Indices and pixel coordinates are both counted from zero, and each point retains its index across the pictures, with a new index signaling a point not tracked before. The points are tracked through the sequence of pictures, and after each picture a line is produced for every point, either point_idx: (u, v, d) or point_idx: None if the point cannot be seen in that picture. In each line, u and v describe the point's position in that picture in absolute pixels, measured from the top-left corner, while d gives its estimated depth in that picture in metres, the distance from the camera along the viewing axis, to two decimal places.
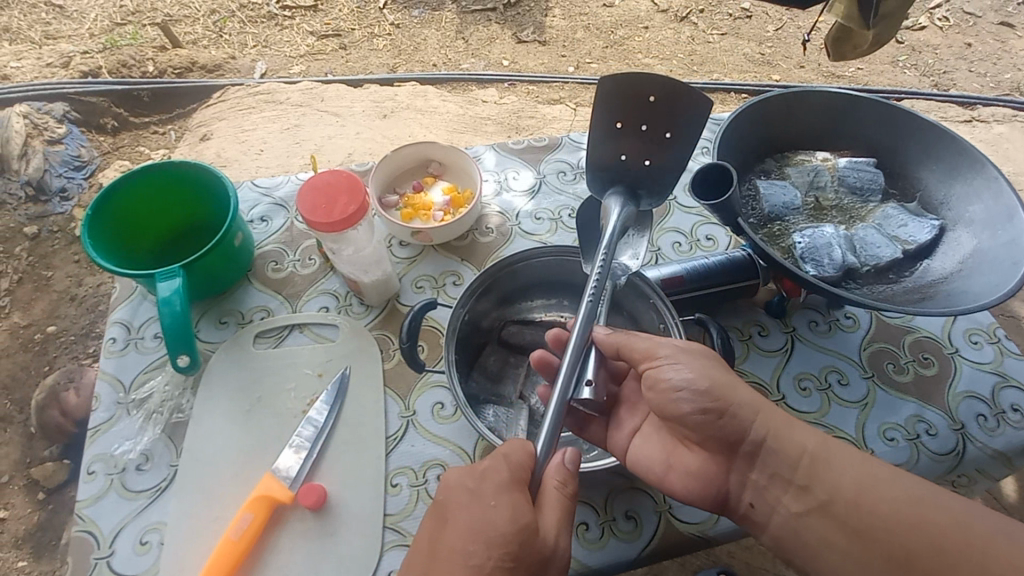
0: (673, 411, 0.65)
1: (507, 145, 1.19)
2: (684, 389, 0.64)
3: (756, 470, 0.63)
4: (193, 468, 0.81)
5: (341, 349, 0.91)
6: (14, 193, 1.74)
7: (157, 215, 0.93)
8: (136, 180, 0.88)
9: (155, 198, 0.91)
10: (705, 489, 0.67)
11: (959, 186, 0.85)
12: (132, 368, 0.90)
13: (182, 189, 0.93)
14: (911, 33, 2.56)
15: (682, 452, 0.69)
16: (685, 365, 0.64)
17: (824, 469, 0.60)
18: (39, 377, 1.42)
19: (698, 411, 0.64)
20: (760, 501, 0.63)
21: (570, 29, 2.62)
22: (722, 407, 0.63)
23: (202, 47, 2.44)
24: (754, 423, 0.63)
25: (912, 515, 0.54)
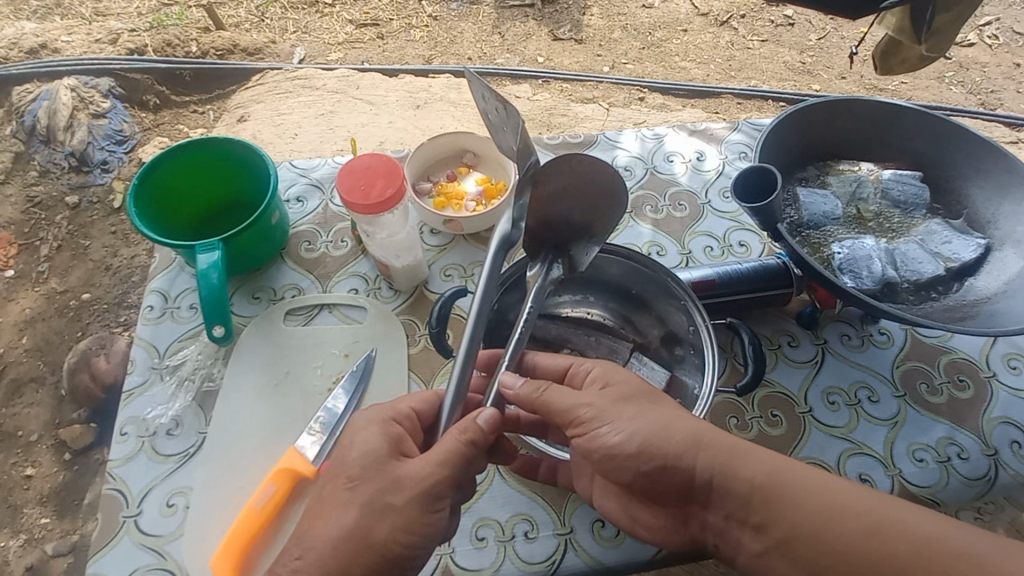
0: (616, 472, 0.59)
1: (542, 140, 1.19)
2: (619, 453, 0.57)
3: (710, 515, 0.57)
4: (219, 436, 0.83)
5: (369, 331, 0.92)
6: (59, 163, 1.80)
7: (199, 189, 0.95)
8: (180, 153, 0.90)
9: (197, 172, 0.93)
10: (668, 538, 0.63)
11: (1010, 205, 0.82)
12: (167, 336, 0.92)
13: (224, 165, 0.95)
14: (959, 49, 2.49)
15: (638, 504, 0.64)
16: (613, 427, 0.58)
17: (775, 502, 0.53)
18: (72, 342, 1.47)
19: (639, 471, 0.58)
20: (723, 543, 0.58)
21: (608, 29, 2.61)
22: (663, 464, 0.56)
23: (244, 30, 2.49)
24: (696, 468, 0.56)
25: (870, 548, 0.49)
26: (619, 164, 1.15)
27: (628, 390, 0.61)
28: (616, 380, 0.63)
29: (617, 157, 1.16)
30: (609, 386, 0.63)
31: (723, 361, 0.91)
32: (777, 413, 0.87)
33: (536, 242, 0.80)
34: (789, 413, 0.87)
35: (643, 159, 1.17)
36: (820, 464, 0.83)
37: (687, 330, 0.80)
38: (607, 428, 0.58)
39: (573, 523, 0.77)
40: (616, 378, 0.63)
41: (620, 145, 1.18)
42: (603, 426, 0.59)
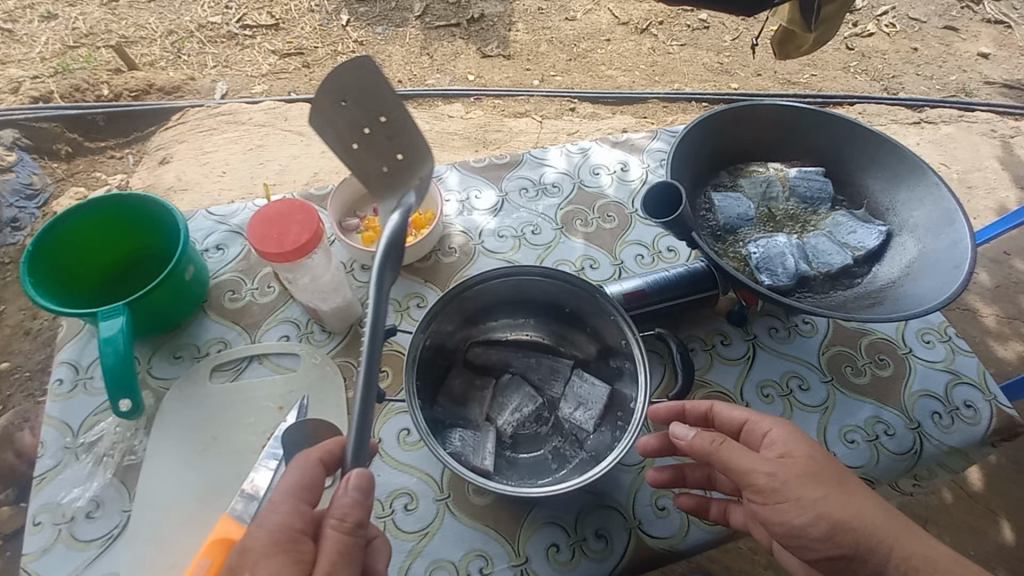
0: (796, 549, 0.58)
1: (469, 163, 1.19)
2: (801, 535, 0.56)
3: None
4: (146, 513, 0.78)
5: (302, 379, 0.89)
6: None
7: (107, 247, 0.90)
8: (79, 213, 0.84)
9: (101, 231, 0.88)
10: None
11: (903, 192, 0.88)
12: (80, 411, 0.86)
13: (132, 220, 0.90)
14: (860, 40, 2.69)
15: None
16: (794, 505, 0.56)
17: None
18: None
19: (823, 556, 0.56)
20: None
21: (534, 43, 2.67)
22: (852, 553, 0.54)
23: (160, 68, 2.43)
24: (894, 563, 0.53)
25: None
26: (547, 180, 1.17)
27: (812, 464, 0.58)
28: (798, 452, 0.59)
29: (544, 174, 1.17)
30: (788, 456, 0.59)
31: (661, 368, 0.93)
32: None
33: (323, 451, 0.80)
34: None
35: (570, 174, 1.18)
36: None
37: (620, 343, 0.80)
38: (787, 506, 0.56)
39: (528, 551, 0.76)
40: (795, 450, 0.59)
41: (547, 162, 1.19)
42: (784, 501, 0.56)
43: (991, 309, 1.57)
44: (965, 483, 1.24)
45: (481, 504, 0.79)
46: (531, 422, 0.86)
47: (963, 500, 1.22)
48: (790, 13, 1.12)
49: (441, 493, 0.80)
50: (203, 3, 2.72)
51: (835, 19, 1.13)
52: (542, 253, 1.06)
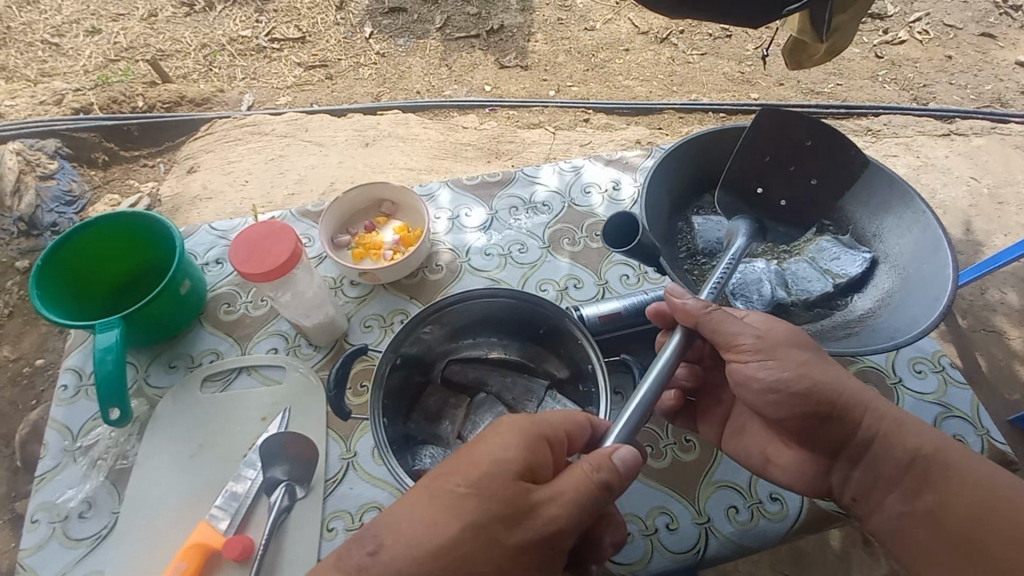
0: (770, 410, 0.67)
1: (461, 181, 1.21)
2: (775, 390, 0.65)
3: (858, 470, 0.65)
4: (133, 514, 0.82)
5: (286, 391, 0.92)
6: (8, 228, 1.89)
7: (111, 263, 0.96)
8: (86, 229, 0.90)
9: (106, 247, 0.94)
10: (806, 486, 0.71)
11: (891, 218, 0.85)
12: (81, 415, 0.92)
13: (137, 238, 0.96)
14: (890, 47, 2.61)
15: (780, 449, 0.73)
16: (775, 364, 0.65)
17: (934, 466, 0.60)
18: (25, 412, 1.45)
19: (793, 411, 0.66)
20: (864, 497, 0.65)
21: (552, 53, 2.69)
22: (828, 408, 0.64)
23: (192, 81, 2.54)
24: (863, 421, 0.63)
25: (985, 495, 0.58)
26: (538, 199, 1.18)
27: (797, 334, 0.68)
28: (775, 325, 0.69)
29: (535, 193, 1.19)
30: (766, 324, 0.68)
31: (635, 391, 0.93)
32: (690, 438, 0.88)
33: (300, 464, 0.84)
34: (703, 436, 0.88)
35: (561, 193, 1.19)
36: (733, 486, 0.84)
37: (588, 367, 0.81)
38: (770, 361, 0.66)
39: None
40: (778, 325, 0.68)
41: (538, 180, 1.21)
42: (766, 358, 0.66)
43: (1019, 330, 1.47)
44: None
45: None
46: None
47: None
48: (801, 23, 1.13)
49: None
50: (235, 17, 2.83)
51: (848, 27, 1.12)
52: (527, 272, 1.07)
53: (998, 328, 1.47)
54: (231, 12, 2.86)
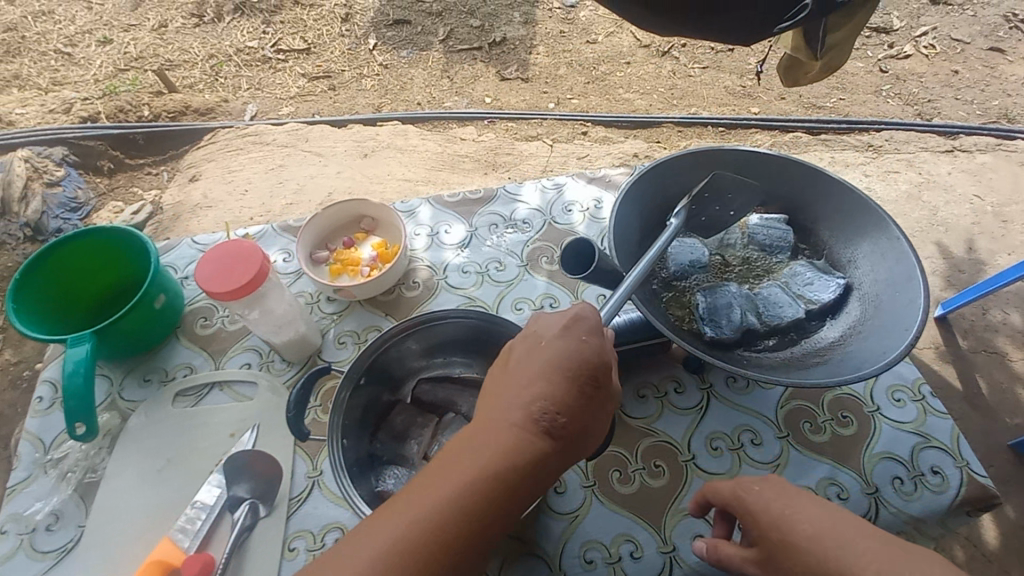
0: None
1: (443, 198, 1.22)
2: None
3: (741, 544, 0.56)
4: (98, 528, 0.83)
5: (256, 407, 0.93)
6: (13, 233, 1.90)
7: (90, 278, 0.97)
8: (66, 242, 0.92)
9: (86, 261, 0.95)
10: None
11: (866, 244, 0.84)
12: (55, 428, 0.93)
13: (116, 254, 0.97)
14: (895, 62, 2.59)
15: None
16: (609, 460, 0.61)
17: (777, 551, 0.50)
18: (21, 417, 1.47)
19: None
20: None
21: (553, 66, 2.71)
22: None
23: (197, 91, 2.58)
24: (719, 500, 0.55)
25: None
26: (518, 217, 1.18)
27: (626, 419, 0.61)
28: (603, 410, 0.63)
29: (516, 211, 1.19)
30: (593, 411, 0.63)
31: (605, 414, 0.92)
32: (660, 463, 0.87)
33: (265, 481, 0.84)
34: (672, 462, 0.87)
35: (542, 211, 1.19)
36: (701, 515, 0.82)
37: None
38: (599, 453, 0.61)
39: None
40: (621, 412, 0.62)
41: (519, 198, 1.21)
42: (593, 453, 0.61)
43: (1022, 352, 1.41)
44: (980, 543, 1.14)
45: None
46: None
47: (980, 561, 1.12)
48: (795, 41, 1.11)
49: None
50: (242, 28, 2.88)
51: (846, 43, 1.09)
52: (503, 290, 1.07)
53: (1000, 349, 1.43)
54: (238, 23, 2.91)
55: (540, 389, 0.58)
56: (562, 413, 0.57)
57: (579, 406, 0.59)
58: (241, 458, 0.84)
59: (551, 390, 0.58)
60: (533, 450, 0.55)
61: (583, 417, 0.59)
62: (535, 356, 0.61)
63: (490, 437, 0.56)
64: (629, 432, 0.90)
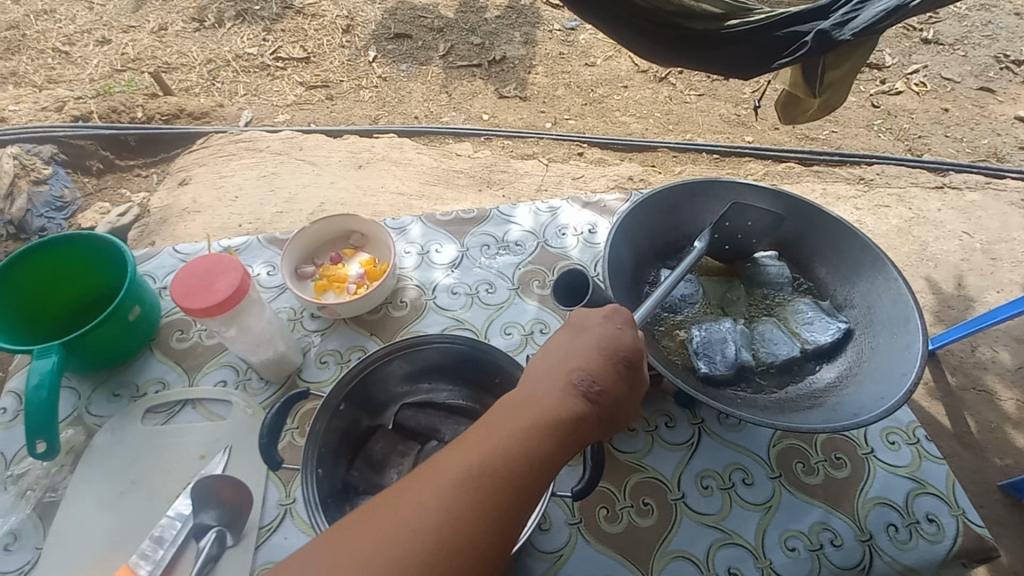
0: None
1: (435, 216, 1.20)
2: None
3: None
4: (56, 553, 0.78)
5: (228, 428, 0.88)
6: None
7: (56, 290, 0.93)
8: (53, 244, 0.90)
9: (48, 273, 0.91)
10: None
11: (863, 283, 0.83)
12: (16, 442, 0.89)
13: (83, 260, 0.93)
14: (887, 97, 2.64)
15: None
16: None
17: None
18: None
19: None
20: None
21: (552, 86, 2.72)
22: None
23: (193, 94, 2.56)
24: None
25: None
26: (510, 238, 1.16)
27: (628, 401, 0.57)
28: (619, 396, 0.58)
29: (509, 232, 1.17)
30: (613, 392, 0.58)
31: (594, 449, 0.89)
32: (648, 501, 0.84)
33: (235, 511, 0.79)
34: (660, 501, 0.84)
35: (535, 233, 1.17)
36: (689, 558, 0.79)
37: None
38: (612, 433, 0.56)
39: None
40: None
41: (513, 219, 1.19)
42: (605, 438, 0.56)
43: (1011, 392, 1.40)
44: None
45: None
46: None
47: None
48: (793, 77, 1.12)
49: None
50: (242, 35, 2.87)
51: (842, 83, 1.09)
52: (493, 313, 1.05)
53: (990, 387, 1.41)
54: (239, 29, 2.90)
55: (570, 373, 0.56)
56: (600, 383, 0.56)
57: (617, 380, 0.57)
58: (206, 486, 0.78)
59: (590, 362, 0.56)
60: (577, 415, 0.53)
61: (620, 393, 0.57)
62: (573, 336, 0.60)
63: (527, 404, 0.53)
64: (617, 467, 0.87)
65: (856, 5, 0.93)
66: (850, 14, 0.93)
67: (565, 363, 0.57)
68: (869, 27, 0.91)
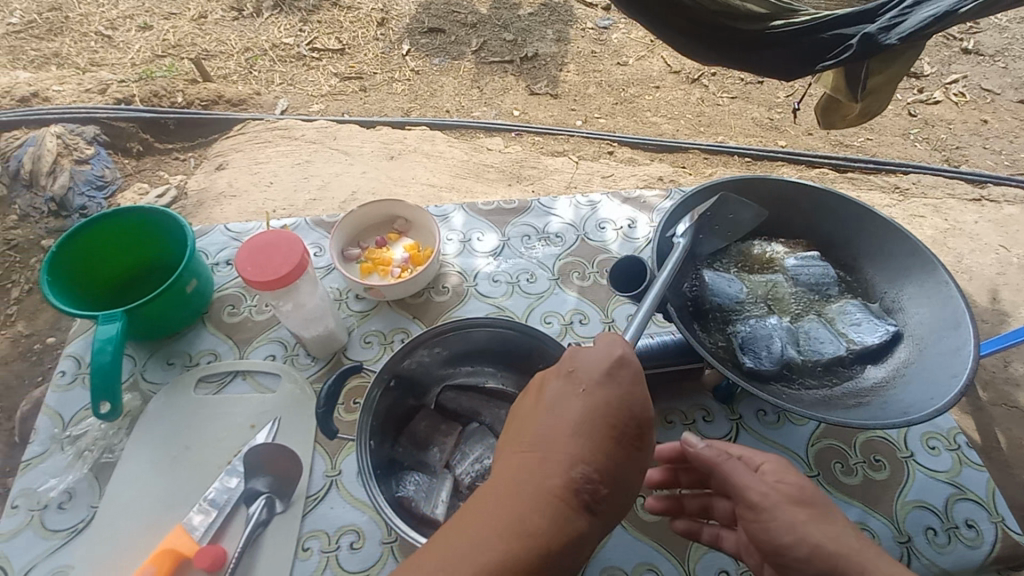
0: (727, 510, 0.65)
1: (476, 205, 1.22)
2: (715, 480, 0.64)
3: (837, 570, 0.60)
4: (111, 512, 0.81)
5: (277, 400, 0.92)
6: (39, 208, 1.91)
7: (98, 268, 0.95)
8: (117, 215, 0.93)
9: (99, 250, 0.94)
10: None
11: (911, 286, 0.83)
12: (74, 404, 0.93)
13: (123, 236, 0.95)
14: (924, 107, 2.59)
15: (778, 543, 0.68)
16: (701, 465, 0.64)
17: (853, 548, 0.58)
18: (29, 388, 1.48)
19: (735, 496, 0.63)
20: None
21: (583, 84, 2.73)
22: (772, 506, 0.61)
23: (231, 82, 2.62)
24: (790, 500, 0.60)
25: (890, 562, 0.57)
26: (550, 230, 1.17)
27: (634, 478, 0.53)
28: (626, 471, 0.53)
29: (549, 224, 1.18)
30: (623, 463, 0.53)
31: None
32: None
33: (283, 480, 0.81)
34: None
35: (575, 226, 1.18)
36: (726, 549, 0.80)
37: None
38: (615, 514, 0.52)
39: None
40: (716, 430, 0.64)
41: (553, 212, 1.21)
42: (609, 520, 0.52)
43: None
44: None
45: None
46: None
47: None
48: (836, 81, 1.12)
49: (387, 536, 0.80)
50: (279, 25, 2.92)
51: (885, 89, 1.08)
52: (533, 302, 1.06)
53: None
54: (276, 19, 2.95)
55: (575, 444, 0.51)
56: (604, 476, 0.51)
57: (621, 467, 0.52)
58: (259, 454, 0.81)
59: (597, 432, 0.52)
60: (573, 499, 0.49)
61: (623, 477, 0.52)
62: (572, 400, 0.54)
63: (518, 499, 0.48)
64: None
65: (905, 9, 0.92)
66: (898, 18, 0.91)
67: (562, 445, 0.51)
68: (915, 32, 0.90)
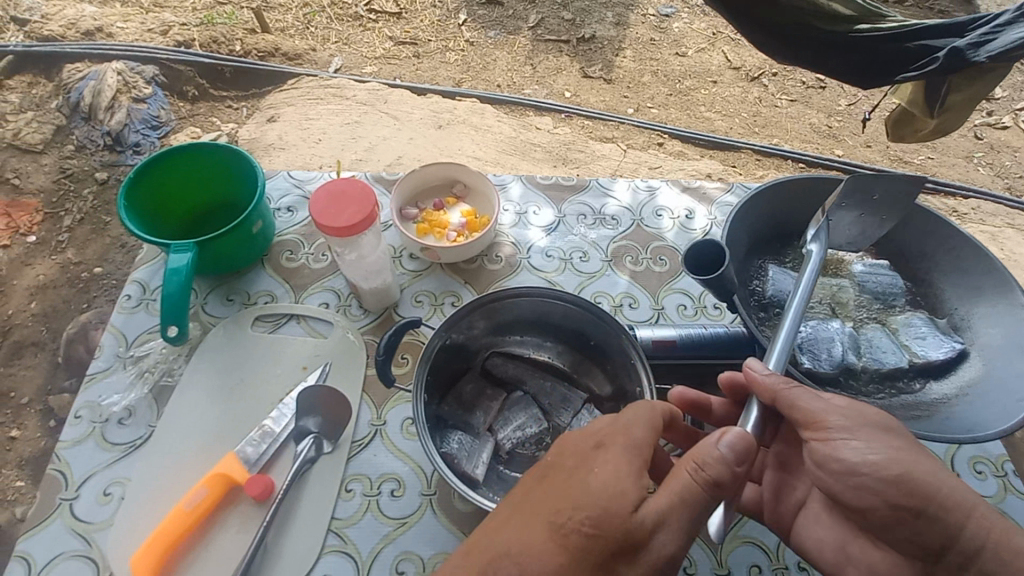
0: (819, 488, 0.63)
1: (535, 178, 1.21)
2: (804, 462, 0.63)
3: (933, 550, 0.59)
4: (168, 432, 0.85)
5: (329, 346, 0.94)
6: (95, 140, 1.95)
7: (167, 203, 0.98)
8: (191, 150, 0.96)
9: (172, 183, 0.96)
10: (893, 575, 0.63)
11: (983, 305, 0.81)
12: (138, 327, 0.96)
13: (196, 173, 0.98)
14: (992, 130, 2.48)
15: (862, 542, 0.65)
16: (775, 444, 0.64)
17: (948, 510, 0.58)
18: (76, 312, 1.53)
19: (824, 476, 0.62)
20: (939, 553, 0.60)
21: (638, 72, 2.67)
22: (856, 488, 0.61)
23: (288, 35, 2.63)
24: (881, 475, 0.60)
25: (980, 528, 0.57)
26: (607, 212, 1.17)
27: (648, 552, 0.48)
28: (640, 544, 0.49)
29: (606, 206, 1.18)
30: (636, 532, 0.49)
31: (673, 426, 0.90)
32: None
33: (332, 424, 0.84)
34: None
35: (631, 210, 1.17)
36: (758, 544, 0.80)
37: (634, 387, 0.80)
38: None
39: None
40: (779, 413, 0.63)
41: (611, 193, 1.20)
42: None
43: None
44: None
45: (463, 510, 0.80)
46: (531, 443, 0.86)
47: None
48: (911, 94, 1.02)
49: (427, 489, 0.82)
50: None
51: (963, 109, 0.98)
52: (584, 281, 1.06)
53: None
54: None
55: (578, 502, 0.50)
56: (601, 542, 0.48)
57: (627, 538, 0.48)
58: (311, 395, 0.83)
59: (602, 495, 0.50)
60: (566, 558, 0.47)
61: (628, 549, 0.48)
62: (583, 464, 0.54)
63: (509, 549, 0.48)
64: None
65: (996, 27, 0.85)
66: (989, 35, 0.84)
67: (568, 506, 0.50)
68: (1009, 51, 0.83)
